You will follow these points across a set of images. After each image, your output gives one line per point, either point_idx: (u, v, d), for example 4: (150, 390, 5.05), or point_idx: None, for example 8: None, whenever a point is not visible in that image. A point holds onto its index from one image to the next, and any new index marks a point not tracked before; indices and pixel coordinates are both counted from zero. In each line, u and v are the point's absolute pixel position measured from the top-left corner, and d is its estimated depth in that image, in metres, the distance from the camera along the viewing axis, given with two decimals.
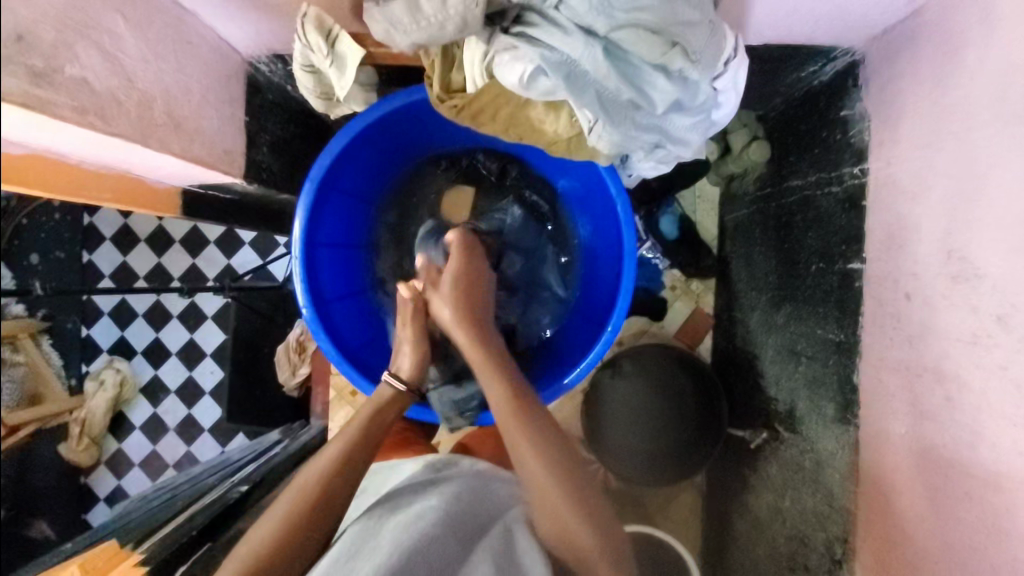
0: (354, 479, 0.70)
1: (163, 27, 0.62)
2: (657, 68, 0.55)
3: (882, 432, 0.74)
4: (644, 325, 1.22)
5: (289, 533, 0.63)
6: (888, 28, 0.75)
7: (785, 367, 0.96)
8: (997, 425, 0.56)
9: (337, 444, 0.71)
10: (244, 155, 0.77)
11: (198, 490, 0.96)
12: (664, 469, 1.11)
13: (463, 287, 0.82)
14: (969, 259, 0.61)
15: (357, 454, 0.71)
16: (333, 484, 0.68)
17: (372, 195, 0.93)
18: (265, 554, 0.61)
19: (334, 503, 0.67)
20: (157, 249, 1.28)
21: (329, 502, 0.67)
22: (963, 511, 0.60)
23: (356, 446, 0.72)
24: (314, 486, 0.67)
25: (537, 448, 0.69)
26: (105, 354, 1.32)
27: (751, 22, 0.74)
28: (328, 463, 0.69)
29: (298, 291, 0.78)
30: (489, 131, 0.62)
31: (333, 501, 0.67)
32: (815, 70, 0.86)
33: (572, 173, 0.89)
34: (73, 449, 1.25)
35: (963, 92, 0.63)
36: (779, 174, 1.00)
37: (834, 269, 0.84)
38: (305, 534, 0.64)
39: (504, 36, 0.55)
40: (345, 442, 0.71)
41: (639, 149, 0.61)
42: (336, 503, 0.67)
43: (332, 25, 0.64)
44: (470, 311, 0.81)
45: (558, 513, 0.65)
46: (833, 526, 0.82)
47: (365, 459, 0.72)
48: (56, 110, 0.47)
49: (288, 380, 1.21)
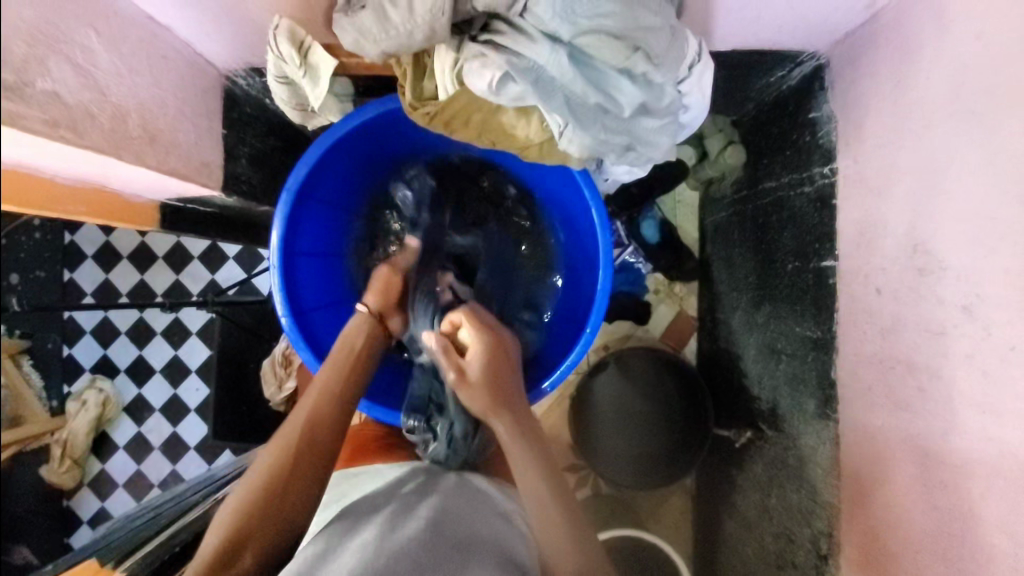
0: (337, 396, 0.76)
1: (136, 41, 0.62)
2: (621, 71, 0.56)
3: (860, 426, 0.75)
4: (629, 330, 1.24)
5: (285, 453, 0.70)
6: (849, 32, 0.77)
7: (766, 366, 0.98)
8: (966, 413, 0.58)
9: (323, 377, 0.77)
10: (222, 168, 0.77)
11: (183, 507, 0.95)
12: (651, 470, 1.11)
13: (490, 367, 0.77)
14: (933, 252, 0.62)
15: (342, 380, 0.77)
16: (319, 410, 0.74)
17: (352, 205, 0.94)
18: (266, 473, 0.69)
19: (320, 420, 0.74)
20: (139, 265, 1.27)
21: (314, 423, 0.74)
22: (940, 499, 0.61)
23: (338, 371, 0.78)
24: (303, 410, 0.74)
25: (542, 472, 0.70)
26: (87, 374, 1.30)
27: (717, 29, 0.77)
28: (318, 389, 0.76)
29: (278, 300, 0.79)
30: (463, 138, 0.63)
31: (317, 422, 0.73)
32: (783, 74, 0.88)
33: (549, 179, 0.90)
34: (55, 472, 1.24)
35: (921, 91, 0.65)
36: (754, 176, 1.02)
37: (809, 267, 0.86)
38: (298, 453, 0.71)
39: (472, 44, 0.56)
40: (331, 367, 0.78)
41: (609, 153, 0.62)
42: (322, 420, 0.74)
43: (304, 37, 0.65)
44: (493, 388, 0.75)
45: (551, 537, 0.65)
46: (818, 522, 0.83)
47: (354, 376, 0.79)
48: (27, 124, 0.48)
49: (274, 395, 1.18)
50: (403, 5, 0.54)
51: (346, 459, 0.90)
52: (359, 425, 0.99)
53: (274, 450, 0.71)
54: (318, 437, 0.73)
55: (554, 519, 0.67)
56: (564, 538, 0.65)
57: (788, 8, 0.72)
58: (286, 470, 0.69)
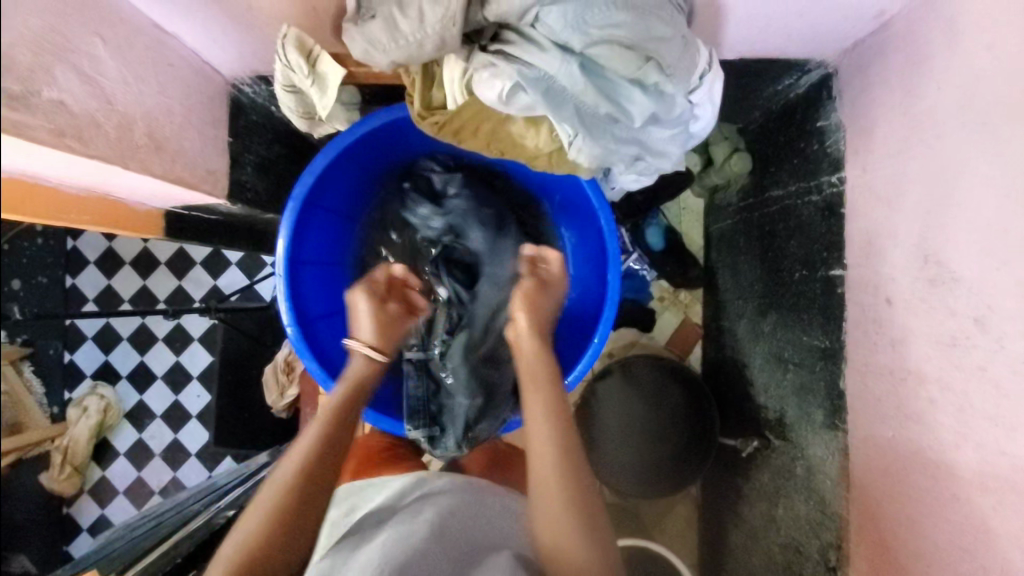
0: (337, 454, 0.68)
1: (143, 49, 0.62)
2: (633, 82, 0.56)
3: (869, 437, 0.74)
4: (635, 336, 1.20)
5: (278, 524, 0.62)
6: (859, 40, 0.77)
7: (774, 375, 0.97)
8: (980, 426, 0.57)
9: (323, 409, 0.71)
10: (227, 175, 0.77)
11: (185, 517, 0.93)
12: (657, 478, 1.10)
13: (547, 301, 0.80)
14: (945, 263, 0.62)
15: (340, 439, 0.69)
16: (318, 475, 0.66)
17: (357, 213, 0.93)
18: (261, 545, 0.61)
19: (319, 489, 0.66)
20: (141, 271, 1.27)
21: (318, 462, 0.67)
22: (952, 513, 0.60)
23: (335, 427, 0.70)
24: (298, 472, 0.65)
25: (560, 481, 0.64)
26: (88, 380, 1.27)
27: (725, 38, 0.76)
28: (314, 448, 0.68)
29: (282, 310, 0.78)
30: (472, 147, 0.63)
31: (317, 487, 0.65)
32: (791, 82, 0.88)
33: (555, 187, 0.89)
34: (56, 478, 1.18)
35: (932, 100, 0.64)
36: (760, 184, 1.02)
37: (817, 276, 0.85)
38: (294, 525, 0.63)
39: (482, 54, 0.56)
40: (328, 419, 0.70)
41: (618, 162, 0.62)
42: (321, 486, 0.66)
43: (312, 45, 0.65)
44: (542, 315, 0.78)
45: (564, 547, 0.62)
46: (826, 533, 0.82)
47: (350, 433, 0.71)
48: (33, 133, 0.47)
49: (277, 402, 1.19)
50: (413, 15, 0.54)
51: (353, 471, 0.89)
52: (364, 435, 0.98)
53: (263, 518, 0.62)
54: (316, 502, 0.65)
55: (564, 509, 0.63)
56: (579, 549, 0.62)
57: (797, 16, 0.72)
58: (293, 508, 0.63)
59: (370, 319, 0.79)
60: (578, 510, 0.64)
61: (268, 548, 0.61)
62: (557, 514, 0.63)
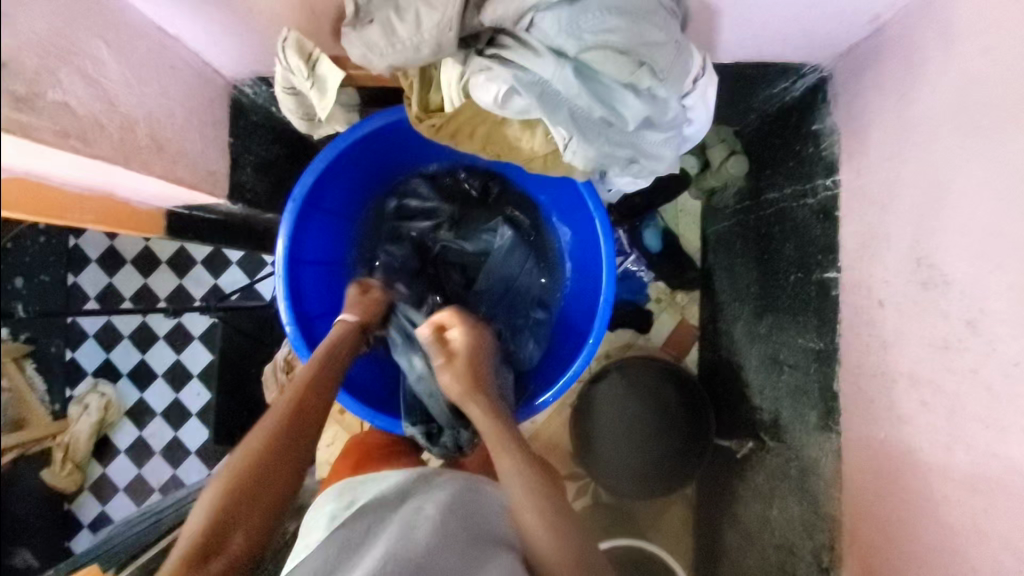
0: (321, 391, 0.73)
1: (146, 51, 0.63)
2: (626, 86, 0.56)
3: (862, 438, 0.75)
4: (631, 338, 1.23)
5: (264, 451, 0.66)
6: (853, 45, 0.78)
7: (769, 377, 0.97)
8: (971, 428, 0.58)
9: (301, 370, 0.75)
10: (227, 176, 0.78)
11: (183, 513, 0.95)
12: (653, 479, 1.11)
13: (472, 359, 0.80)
14: (937, 266, 0.62)
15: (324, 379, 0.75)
16: (299, 408, 0.70)
17: (356, 213, 0.94)
18: (246, 471, 0.64)
19: (305, 421, 0.70)
20: (142, 270, 1.28)
21: (297, 415, 0.70)
22: (944, 514, 0.61)
23: (320, 370, 0.75)
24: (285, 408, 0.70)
25: (527, 487, 0.70)
26: (88, 377, 1.29)
27: (721, 42, 0.77)
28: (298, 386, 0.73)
29: (281, 309, 0.79)
30: (469, 149, 0.64)
31: (301, 420, 0.70)
32: (786, 86, 0.89)
33: (552, 189, 0.90)
34: (57, 475, 1.22)
35: (925, 105, 0.65)
36: (757, 187, 1.03)
37: (811, 279, 0.86)
38: (277, 453, 0.66)
39: (479, 58, 0.57)
40: (313, 364, 0.76)
41: (613, 165, 0.63)
42: (306, 418, 0.70)
43: (312, 49, 0.66)
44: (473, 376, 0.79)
45: (547, 553, 0.66)
46: (820, 534, 0.83)
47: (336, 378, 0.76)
48: (39, 134, 0.48)
49: (275, 400, 1.19)
50: (411, 20, 0.55)
51: (353, 466, 0.89)
52: (363, 433, 0.98)
53: (250, 450, 0.65)
54: (302, 434, 0.69)
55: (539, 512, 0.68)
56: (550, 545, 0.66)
57: (792, 21, 0.73)
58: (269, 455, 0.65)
59: (350, 300, 0.86)
60: (553, 511, 0.68)
61: (253, 478, 0.64)
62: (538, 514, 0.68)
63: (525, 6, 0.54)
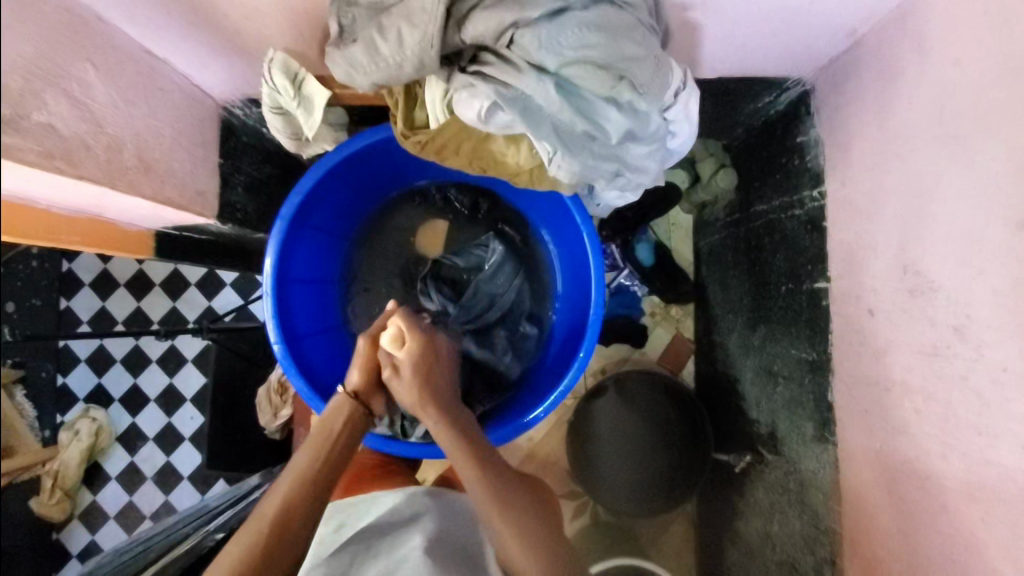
0: (314, 486, 0.69)
1: (134, 74, 0.64)
2: (608, 100, 0.58)
3: (857, 449, 0.74)
4: (627, 353, 1.22)
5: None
6: (833, 58, 0.79)
7: (764, 389, 0.96)
8: (965, 435, 0.57)
9: (297, 461, 0.70)
10: (217, 197, 0.78)
11: (171, 541, 0.93)
12: (652, 499, 1.09)
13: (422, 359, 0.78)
14: (923, 273, 0.63)
15: (324, 468, 0.71)
16: (299, 497, 0.68)
17: (346, 230, 0.95)
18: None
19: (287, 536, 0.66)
20: (135, 293, 1.27)
21: (285, 517, 0.66)
22: (941, 525, 0.60)
23: (316, 458, 0.71)
24: (270, 516, 0.66)
25: (487, 490, 0.72)
26: (80, 404, 1.28)
27: (704, 57, 0.78)
28: (290, 481, 0.69)
29: (269, 327, 0.78)
30: (454, 165, 0.65)
31: (290, 524, 0.66)
32: (770, 100, 0.90)
33: (539, 203, 0.91)
34: (46, 504, 1.11)
35: (904, 114, 0.66)
36: (746, 200, 1.03)
37: (802, 289, 0.86)
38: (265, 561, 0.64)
39: (462, 75, 0.57)
40: (309, 452, 0.71)
41: (598, 178, 0.64)
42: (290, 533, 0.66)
43: (298, 70, 0.67)
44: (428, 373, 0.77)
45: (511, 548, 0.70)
46: (821, 549, 0.81)
47: (328, 470, 0.71)
48: (22, 156, 0.48)
49: (269, 422, 1.20)
50: (393, 39, 0.55)
51: (344, 485, 0.88)
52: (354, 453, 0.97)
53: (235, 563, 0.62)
54: (292, 532, 0.66)
55: (520, 531, 0.70)
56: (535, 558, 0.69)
57: (772, 37, 0.74)
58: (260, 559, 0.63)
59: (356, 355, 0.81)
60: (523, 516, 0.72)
61: None
62: (492, 519, 0.71)
63: (504, 23, 0.54)
